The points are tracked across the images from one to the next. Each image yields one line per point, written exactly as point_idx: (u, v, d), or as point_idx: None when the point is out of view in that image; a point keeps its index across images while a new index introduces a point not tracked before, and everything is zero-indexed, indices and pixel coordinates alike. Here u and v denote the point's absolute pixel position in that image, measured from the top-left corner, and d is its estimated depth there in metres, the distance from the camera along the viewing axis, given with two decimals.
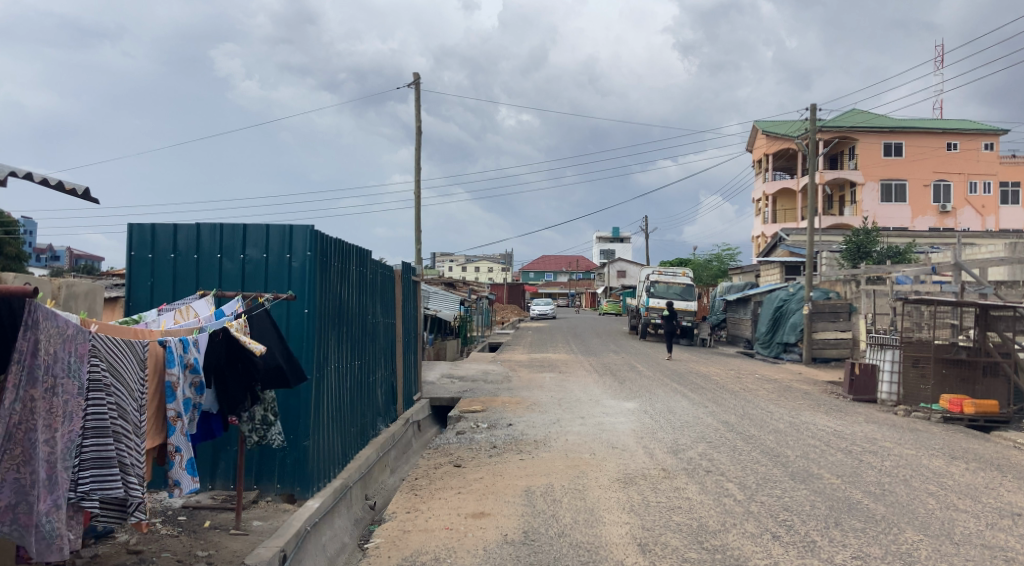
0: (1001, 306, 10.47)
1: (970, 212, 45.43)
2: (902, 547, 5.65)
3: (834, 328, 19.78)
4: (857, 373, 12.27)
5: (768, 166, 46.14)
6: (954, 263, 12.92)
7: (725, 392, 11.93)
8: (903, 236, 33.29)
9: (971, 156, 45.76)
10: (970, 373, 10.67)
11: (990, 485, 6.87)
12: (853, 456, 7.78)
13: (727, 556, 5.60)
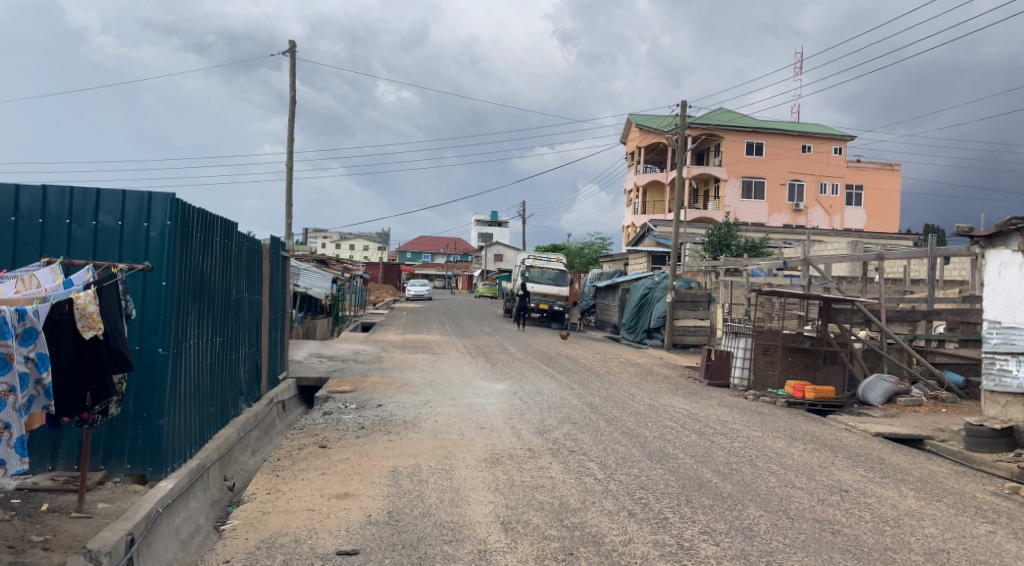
0: (842, 301, 11.49)
1: (821, 212, 48.88)
2: (744, 522, 6.13)
3: (694, 315, 20.83)
4: (712, 359, 13.02)
5: (640, 159, 48.00)
6: (803, 258, 13.81)
7: (591, 375, 12.32)
8: (761, 232, 35.54)
9: (821, 160, 49.11)
10: (812, 361, 11.49)
11: (825, 464, 7.43)
12: (706, 437, 8.20)
13: (584, 533, 5.85)
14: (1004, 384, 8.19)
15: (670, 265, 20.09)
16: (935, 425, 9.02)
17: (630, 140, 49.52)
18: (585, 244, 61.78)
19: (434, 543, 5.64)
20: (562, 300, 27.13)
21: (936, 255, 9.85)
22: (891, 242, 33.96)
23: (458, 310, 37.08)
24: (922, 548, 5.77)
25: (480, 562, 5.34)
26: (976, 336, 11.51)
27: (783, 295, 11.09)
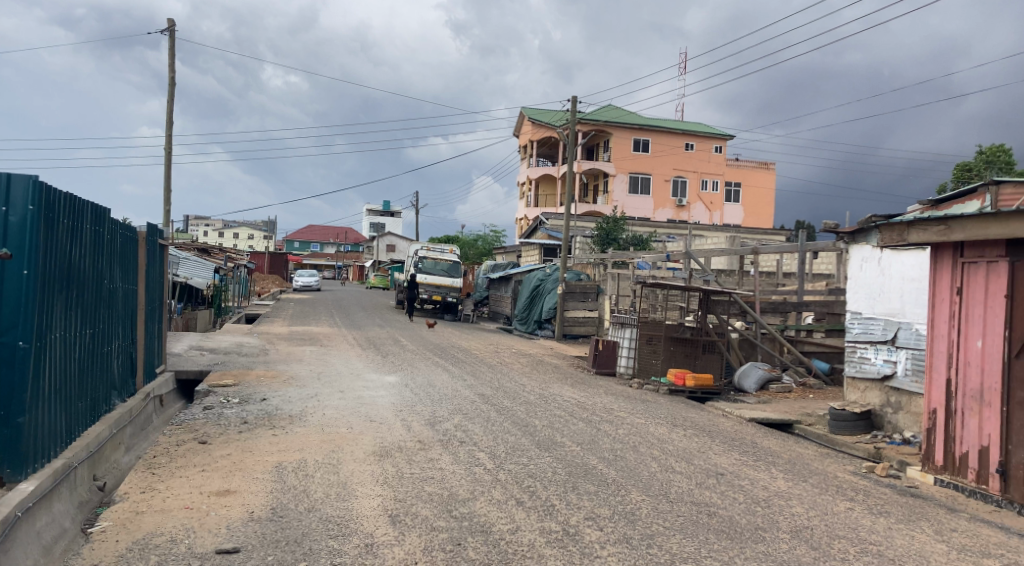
0: (719, 293, 12.05)
1: (702, 208, 50.83)
2: (627, 507, 6.33)
3: (583, 307, 21.46)
4: (600, 349, 13.39)
5: (532, 152, 48.74)
6: (685, 252, 14.45)
7: (483, 366, 12.44)
8: (646, 225, 36.61)
9: (704, 157, 50.69)
10: (692, 350, 11.99)
11: (703, 449, 7.78)
12: (593, 425, 8.42)
13: (472, 524, 5.88)
14: (863, 370, 8.84)
15: (561, 256, 20.52)
16: (803, 409, 9.61)
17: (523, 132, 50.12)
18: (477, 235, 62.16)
19: (319, 538, 5.52)
20: (455, 292, 27.35)
21: (806, 250, 10.52)
22: (764, 237, 35.77)
23: (349, 301, 36.53)
24: (789, 526, 6.14)
25: (365, 556, 5.27)
26: (840, 326, 12.31)
27: (665, 287, 11.49)
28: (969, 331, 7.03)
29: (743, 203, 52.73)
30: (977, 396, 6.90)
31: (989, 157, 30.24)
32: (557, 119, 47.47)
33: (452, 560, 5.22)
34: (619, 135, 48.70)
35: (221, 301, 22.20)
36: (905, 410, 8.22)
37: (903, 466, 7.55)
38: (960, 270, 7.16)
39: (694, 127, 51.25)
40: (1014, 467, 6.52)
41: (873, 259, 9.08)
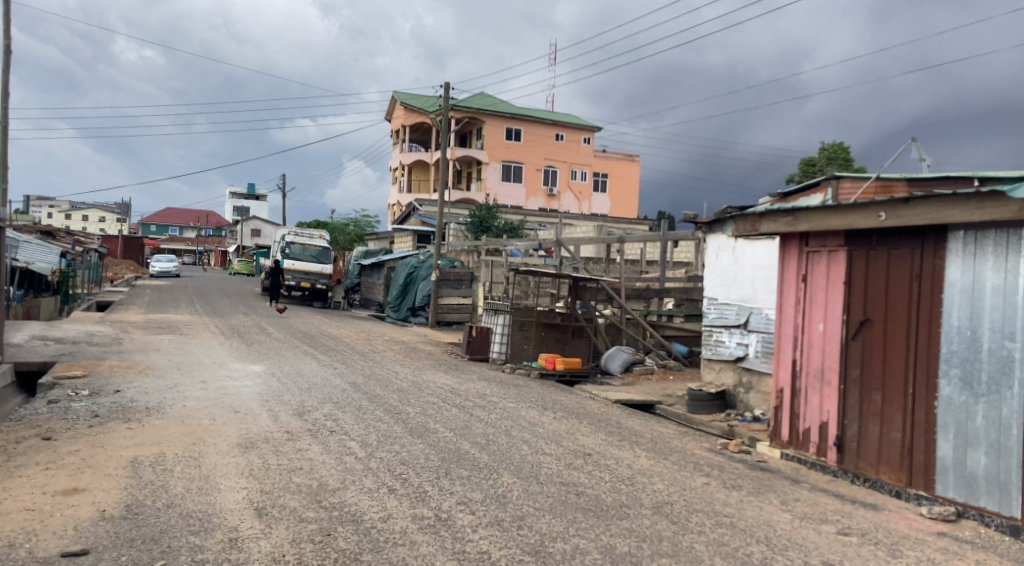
0: (588, 281, 12.56)
1: (571, 198, 52.13)
2: (498, 490, 6.45)
3: (458, 294, 21.78)
4: (474, 335, 13.53)
5: (406, 137, 48.40)
6: (556, 240, 14.95)
7: (354, 354, 12.29)
8: (518, 214, 37.33)
9: (573, 147, 51.97)
10: (562, 335, 12.48)
11: (571, 431, 8.04)
12: (465, 411, 8.50)
13: (343, 513, 5.78)
14: (719, 352, 9.41)
15: (435, 243, 20.61)
16: (665, 390, 10.12)
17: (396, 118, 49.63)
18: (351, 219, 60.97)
19: (179, 535, 5.25)
20: (324, 279, 27.22)
21: (667, 239, 11.06)
22: (629, 228, 37.31)
23: (214, 288, 34.86)
24: (651, 502, 6.45)
25: (228, 550, 5.05)
26: (697, 312, 13.11)
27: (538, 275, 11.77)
28: (813, 314, 7.63)
29: (609, 193, 54.37)
30: (818, 374, 7.51)
31: (831, 153, 32.60)
32: (427, 106, 46.83)
33: (321, 551, 5.09)
34: (493, 124, 48.88)
35: (68, 287, 20.57)
36: (756, 390, 8.82)
37: (753, 443, 8.10)
38: (806, 258, 7.76)
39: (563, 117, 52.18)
40: (848, 439, 7.14)
41: (728, 248, 9.63)
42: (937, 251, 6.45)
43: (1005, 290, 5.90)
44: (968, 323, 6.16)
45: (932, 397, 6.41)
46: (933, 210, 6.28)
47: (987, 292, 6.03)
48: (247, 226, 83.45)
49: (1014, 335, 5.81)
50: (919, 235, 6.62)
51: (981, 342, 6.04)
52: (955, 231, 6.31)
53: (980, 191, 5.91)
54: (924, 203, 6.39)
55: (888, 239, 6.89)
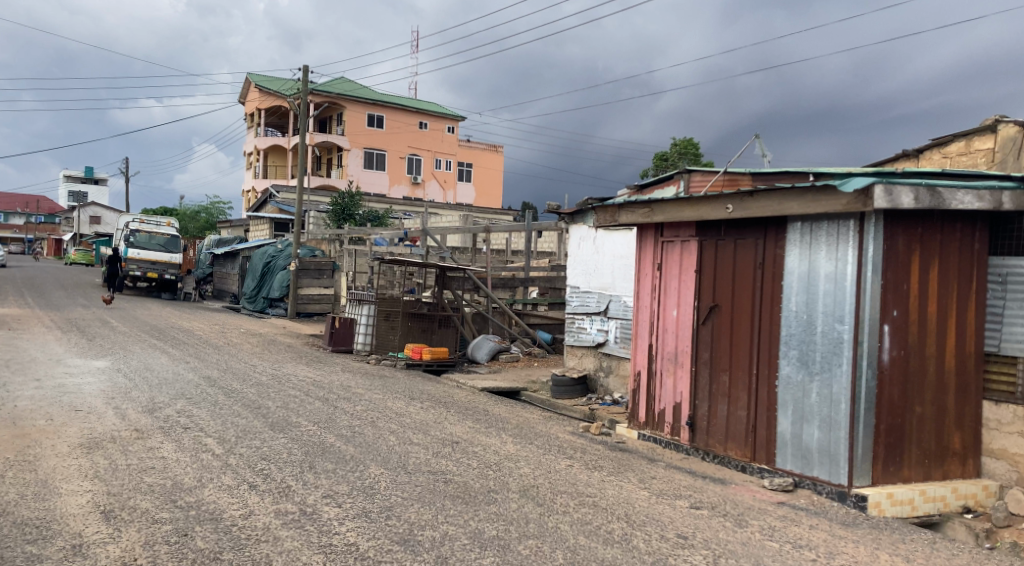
0: (454, 270, 12.59)
1: (437, 185, 52.28)
2: (365, 482, 6.30)
3: (318, 284, 21.19)
4: (337, 326, 13.23)
5: (262, 122, 46.27)
6: (421, 229, 15.00)
7: (208, 347, 11.57)
8: (383, 203, 36.95)
9: (438, 136, 51.80)
10: (429, 325, 12.42)
11: (439, 419, 8.01)
12: (329, 404, 8.24)
13: (201, 512, 5.41)
14: (581, 338, 9.78)
15: (294, 232, 19.88)
16: (529, 377, 10.37)
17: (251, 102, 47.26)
18: (199, 207, 57.44)
19: (13, 545, 4.68)
20: (173, 268, 25.30)
21: (531, 228, 11.31)
22: (497, 217, 37.97)
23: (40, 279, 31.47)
24: (518, 486, 6.55)
25: (70, 559, 4.56)
26: (560, 300, 13.52)
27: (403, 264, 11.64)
28: (667, 301, 8.09)
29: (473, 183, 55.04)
30: (672, 357, 7.96)
31: (683, 150, 34.71)
32: (282, 91, 44.89)
33: (178, 552, 4.73)
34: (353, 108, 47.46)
35: None
36: (615, 373, 9.24)
37: (612, 425, 8.47)
38: (661, 248, 8.22)
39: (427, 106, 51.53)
40: (699, 418, 7.63)
41: (589, 238, 9.99)
42: (778, 242, 7.03)
43: (835, 277, 6.53)
44: (804, 308, 6.75)
45: (773, 376, 6.98)
46: (774, 202, 6.83)
47: (820, 279, 6.65)
48: (82, 213, 76.27)
49: (843, 318, 6.44)
50: (761, 226, 7.18)
51: (816, 325, 6.65)
52: (793, 223, 6.90)
53: (815, 186, 6.49)
54: (765, 195, 6.92)
55: (734, 229, 7.42)
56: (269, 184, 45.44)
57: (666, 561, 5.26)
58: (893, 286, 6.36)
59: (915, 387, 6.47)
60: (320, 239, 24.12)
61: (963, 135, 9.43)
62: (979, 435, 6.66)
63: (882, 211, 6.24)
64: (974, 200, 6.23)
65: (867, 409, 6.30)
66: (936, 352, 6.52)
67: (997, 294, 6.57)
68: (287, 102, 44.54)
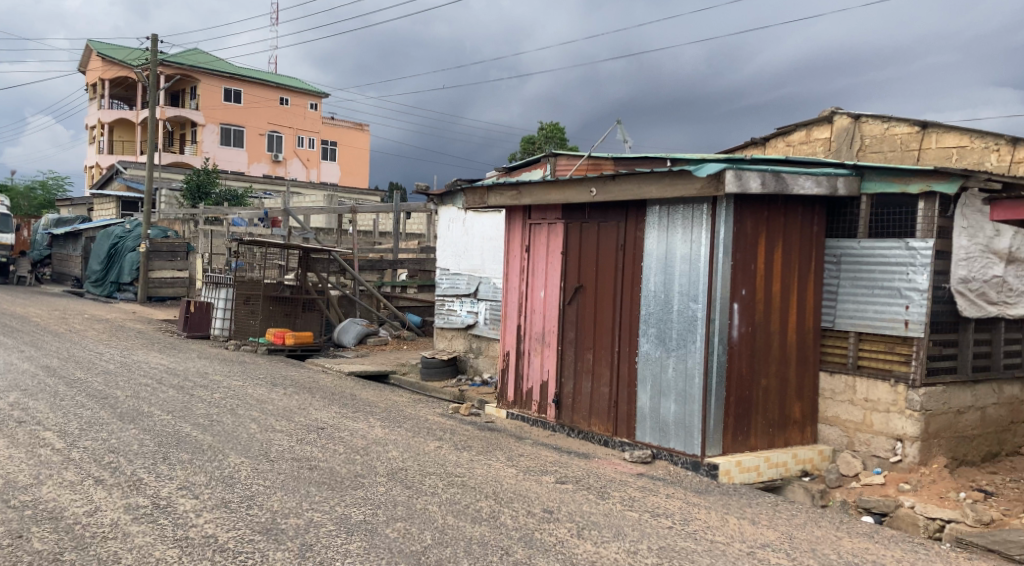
0: (319, 252, 12.58)
1: (299, 164, 50.37)
2: (225, 471, 6.05)
3: (171, 266, 20.23)
4: (192, 311, 13.04)
5: (104, 93, 43.21)
6: (284, 210, 14.62)
7: (47, 335, 10.72)
8: (241, 180, 35.37)
9: (300, 112, 49.90)
10: (292, 309, 12.38)
11: (303, 405, 7.84)
12: (184, 392, 7.86)
13: (39, 512, 5.00)
14: (451, 320, 9.90)
15: (144, 212, 18.90)
16: (398, 360, 10.36)
17: (94, 72, 43.96)
18: (43, 186, 52.99)
19: None
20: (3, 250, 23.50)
21: (400, 210, 11.21)
22: (360, 197, 37.08)
23: None
24: (386, 470, 6.49)
25: None
26: (429, 282, 13.68)
27: (264, 245, 11.46)
28: (534, 282, 8.23)
29: (338, 163, 53.12)
30: (539, 337, 8.12)
31: (548, 132, 35.17)
32: (133, 60, 41.97)
33: (11, 556, 4.36)
34: (208, 82, 44.88)
35: None
36: (484, 354, 9.42)
37: (482, 405, 8.56)
38: (528, 229, 8.34)
39: (288, 81, 49.43)
40: (565, 396, 7.84)
41: (458, 220, 10.00)
42: (638, 224, 7.29)
43: (690, 258, 6.84)
44: (662, 287, 7.04)
45: (634, 353, 7.25)
46: (635, 185, 7.07)
47: (676, 260, 6.95)
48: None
49: (696, 297, 6.76)
50: (623, 208, 7.42)
51: (672, 304, 6.95)
52: (652, 206, 7.18)
53: (672, 170, 6.74)
54: (626, 179, 7.14)
55: (598, 212, 7.64)
56: (122, 159, 42.55)
57: (532, 535, 5.36)
58: (741, 266, 6.73)
59: (761, 361, 6.89)
60: (171, 218, 23.25)
61: (803, 124, 10.23)
62: (816, 403, 7.21)
63: (732, 195, 6.58)
64: (814, 185, 6.66)
65: (719, 383, 6.66)
66: (779, 328, 6.96)
67: (832, 273, 7.12)
68: (135, 73, 41.82)
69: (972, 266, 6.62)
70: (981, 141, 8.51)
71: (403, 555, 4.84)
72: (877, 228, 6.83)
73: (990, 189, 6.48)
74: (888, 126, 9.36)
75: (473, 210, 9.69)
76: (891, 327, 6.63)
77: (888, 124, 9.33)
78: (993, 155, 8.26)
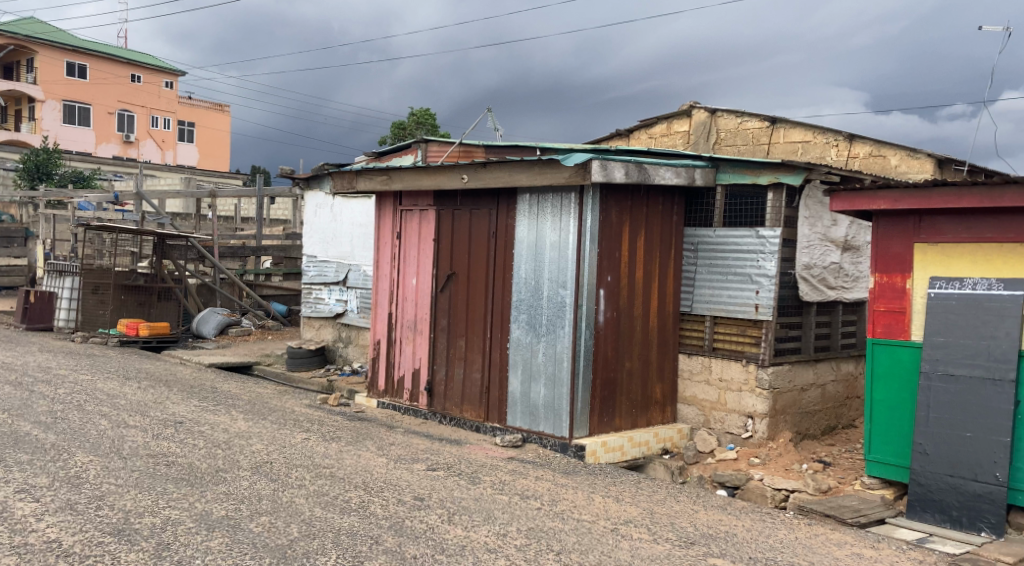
0: (176, 239, 12.21)
1: (152, 145, 45.87)
2: (70, 471, 5.66)
3: (5, 254, 18.72)
4: (33, 302, 12.32)
5: None
6: (136, 193, 13.86)
7: None
8: (87, 161, 33.04)
9: (152, 90, 45.64)
10: (146, 298, 12.01)
11: (159, 400, 7.49)
12: (24, 388, 7.30)
13: None
14: (319, 309, 9.75)
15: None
16: (262, 351, 10.17)
17: None
18: None
19: None
20: None
21: (264, 195, 10.88)
22: (221, 180, 35.37)
23: None
24: (249, 463, 6.28)
25: None
26: (294, 270, 13.68)
27: (113, 231, 10.90)
28: (406, 270, 8.18)
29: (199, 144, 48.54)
30: (411, 325, 8.09)
31: (419, 118, 34.78)
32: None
33: None
34: (47, 53, 40.62)
35: None
36: (354, 343, 9.39)
37: (351, 395, 8.49)
38: (400, 216, 8.27)
39: (139, 56, 45.18)
40: (437, 383, 7.85)
41: (326, 205, 9.77)
42: (509, 212, 7.37)
43: (559, 245, 6.97)
44: (532, 274, 7.16)
45: (506, 339, 7.34)
46: (505, 172, 7.12)
47: (545, 248, 7.07)
48: None
49: (565, 284, 6.91)
50: (494, 196, 7.48)
51: (542, 290, 7.08)
52: (522, 194, 7.27)
53: (541, 159, 6.82)
54: (496, 167, 7.19)
55: (469, 199, 7.66)
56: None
57: (402, 523, 5.30)
58: (607, 253, 6.93)
59: (626, 344, 7.14)
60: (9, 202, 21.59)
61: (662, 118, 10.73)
62: (676, 385, 7.56)
63: (598, 184, 6.74)
64: (673, 176, 6.93)
65: (586, 366, 6.84)
66: (642, 313, 7.24)
67: (690, 260, 7.47)
68: None
69: (813, 253, 7.13)
70: (823, 136, 9.27)
71: (267, 549, 4.67)
72: (730, 217, 7.22)
73: (829, 181, 6.98)
74: (741, 121, 9.91)
75: (341, 195, 9.49)
76: (743, 311, 7.03)
77: (741, 118, 9.90)
78: (834, 149, 9.10)
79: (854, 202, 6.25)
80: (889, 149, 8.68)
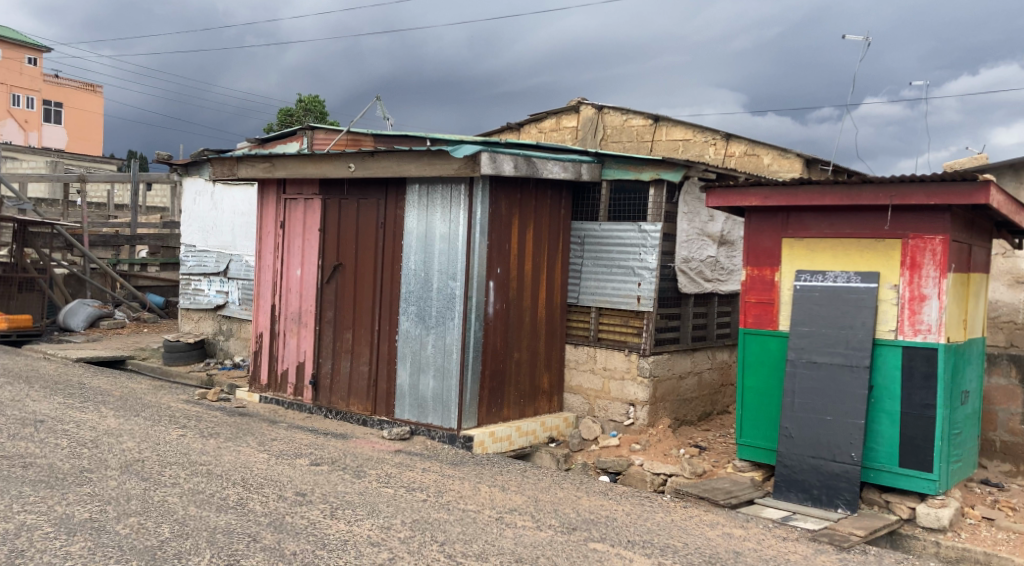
0: (39, 225, 11.77)
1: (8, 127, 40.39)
2: None
3: None
4: None
5: None
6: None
7: None
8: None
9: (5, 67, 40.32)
10: (6, 289, 11.23)
11: (18, 398, 7.05)
12: None
13: None
14: (198, 301, 9.46)
15: None
16: (137, 345, 9.82)
17: None
18: None
19: None
20: None
21: (139, 182, 10.43)
22: (93, 166, 33.58)
23: None
24: (118, 462, 5.99)
25: None
26: (173, 259, 13.61)
27: None
28: (291, 261, 8.00)
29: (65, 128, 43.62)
30: (296, 318, 7.93)
31: (306, 104, 34.15)
32: None
33: None
34: None
35: None
36: (235, 336, 9.17)
37: (231, 390, 8.31)
38: (284, 205, 8.07)
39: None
40: (323, 376, 7.74)
41: (206, 193, 9.43)
42: (398, 203, 7.31)
43: (448, 237, 6.96)
44: (421, 266, 7.13)
45: (395, 332, 7.29)
46: (393, 163, 7.06)
47: (435, 239, 7.05)
48: None
49: (454, 276, 6.92)
50: (383, 187, 7.40)
51: (431, 282, 7.07)
52: (411, 185, 7.22)
53: (430, 150, 6.78)
54: (384, 157, 7.12)
55: (356, 189, 7.56)
56: None
57: (282, 520, 5.18)
58: (496, 245, 6.98)
59: (514, 335, 7.23)
60: None
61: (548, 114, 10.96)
62: (562, 374, 7.73)
63: (487, 176, 6.77)
64: (561, 170, 7.06)
65: (475, 358, 6.88)
66: (531, 304, 7.35)
67: (577, 254, 7.64)
68: None
69: (691, 247, 7.44)
70: (702, 135, 9.79)
71: (134, 551, 4.46)
72: (614, 212, 7.43)
73: (706, 178, 7.33)
74: (626, 118, 10.22)
75: (222, 182, 9.18)
76: (625, 302, 7.27)
77: (626, 116, 10.20)
78: (712, 148, 9.58)
79: (729, 198, 6.51)
80: (763, 149, 9.19)
